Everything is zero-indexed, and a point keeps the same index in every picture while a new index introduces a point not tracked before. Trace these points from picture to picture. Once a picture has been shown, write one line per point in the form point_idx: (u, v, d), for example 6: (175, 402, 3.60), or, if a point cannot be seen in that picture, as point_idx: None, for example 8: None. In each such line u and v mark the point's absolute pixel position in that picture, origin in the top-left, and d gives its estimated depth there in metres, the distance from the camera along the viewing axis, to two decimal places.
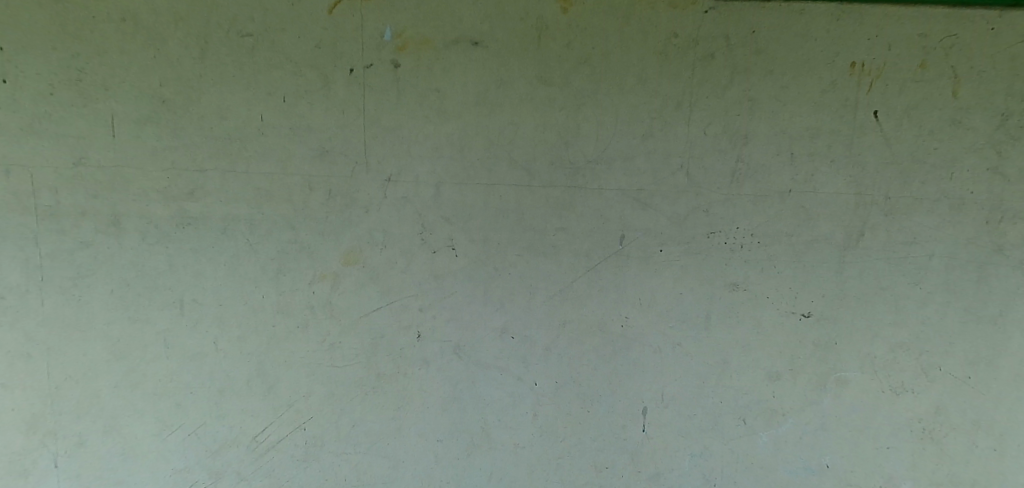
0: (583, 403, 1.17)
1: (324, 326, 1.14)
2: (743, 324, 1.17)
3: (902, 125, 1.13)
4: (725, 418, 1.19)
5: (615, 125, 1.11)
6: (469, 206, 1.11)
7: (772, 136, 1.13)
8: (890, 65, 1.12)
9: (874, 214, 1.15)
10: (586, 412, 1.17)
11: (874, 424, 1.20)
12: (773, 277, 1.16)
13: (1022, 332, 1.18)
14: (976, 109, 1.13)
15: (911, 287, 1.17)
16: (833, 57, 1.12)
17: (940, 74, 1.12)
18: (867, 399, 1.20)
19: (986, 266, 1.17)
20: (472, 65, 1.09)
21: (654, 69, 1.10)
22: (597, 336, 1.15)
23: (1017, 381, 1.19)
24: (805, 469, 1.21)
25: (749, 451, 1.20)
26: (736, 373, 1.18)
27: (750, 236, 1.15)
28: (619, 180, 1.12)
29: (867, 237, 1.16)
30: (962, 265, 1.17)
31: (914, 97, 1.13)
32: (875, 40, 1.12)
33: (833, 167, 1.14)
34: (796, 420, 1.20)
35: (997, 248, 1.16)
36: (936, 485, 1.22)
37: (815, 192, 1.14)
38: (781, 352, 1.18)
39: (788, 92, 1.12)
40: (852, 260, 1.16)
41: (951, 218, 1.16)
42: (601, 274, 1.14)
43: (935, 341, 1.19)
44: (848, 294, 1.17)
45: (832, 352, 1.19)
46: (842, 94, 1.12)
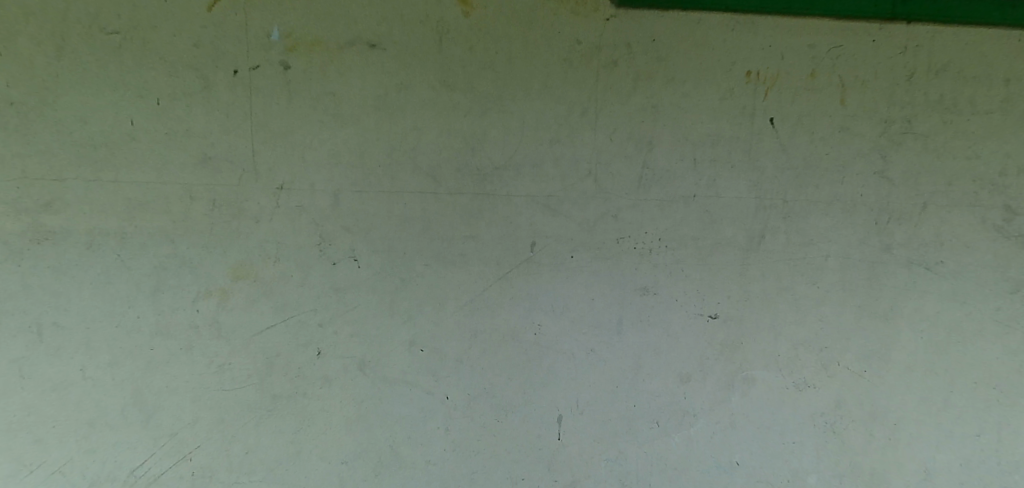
0: (497, 414, 1.15)
1: (212, 347, 1.07)
2: (653, 326, 1.19)
3: (796, 132, 1.19)
4: (638, 421, 1.20)
5: (521, 131, 1.10)
6: (372, 215, 1.07)
7: (676, 142, 1.15)
8: (782, 74, 1.17)
9: (774, 217, 1.20)
10: (500, 423, 1.15)
11: (780, 420, 1.25)
12: (681, 280, 1.18)
13: (908, 325, 1.26)
14: (862, 116, 1.20)
15: (809, 286, 1.23)
16: (729, 66, 1.15)
17: (828, 83, 1.19)
18: (772, 396, 1.24)
19: (877, 265, 1.24)
20: (371, 68, 1.05)
21: (558, 75, 1.10)
22: (509, 345, 1.14)
23: (906, 372, 1.27)
24: (717, 467, 1.24)
25: (661, 453, 1.22)
26: (648, 376, 1.19)
27: (658, 239, 1.17)
28: (527, 187, 1.11)
29: (767, 240, 1.20)
30: (855, 264, 1.23)
31: (806, 105, 1.18)
32: (768, 49, 1.16)
33: (733, 172, 1.18)
34: (705, 419, 1.22)
35: (885, 247, 1.24)
36: (839, 475, 1.28)
37: (718, 196, 1.18)
38: (690, 353, 1.20)
39: (689, 99, 1.15)
40: (754, 262, 1.20)
41: (844, 219, 1.22)
42: (512, 282, 1.13)
43: (833, 336, 1.25)
44: (751, 295, 1.21)
45: (738, 351, 1.22)
46: (739, 101, 1.16)
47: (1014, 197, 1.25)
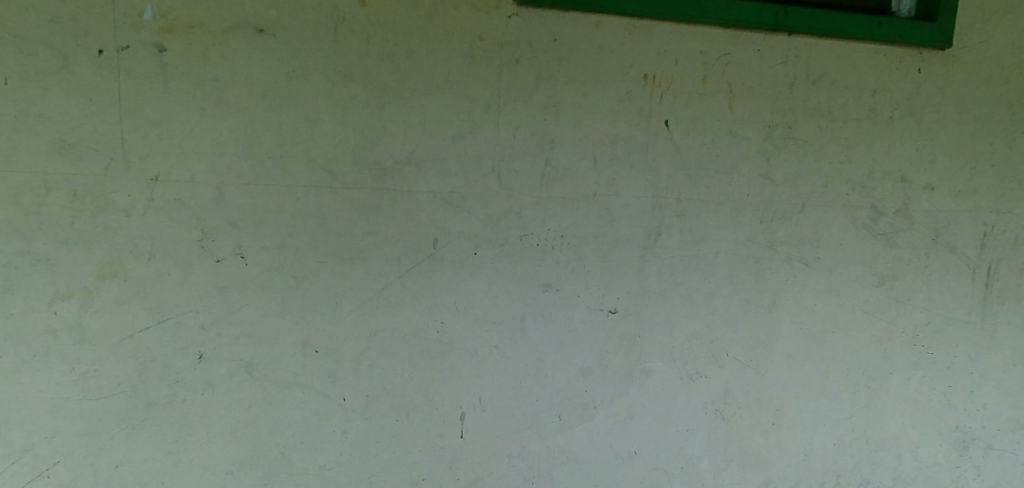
0: (399, 414, 1.13)
1: (74, 353, 0.99)
2: (556, 322, 1.20)
3: (689, 134, 1.24)
4: (541, 415, 1.22)
5: (423, 126, 1.08)
6: (261, 209, 1.02)
7: (577, 141, 1.17)
8: (676, 79, 1.22)
9: (669, 215, 1.25)
10: (400, 423, 1.13)
11: (675, 409, 1.31)
12: (582, 276, 1.21)
13: (788, 317, 1.36)
14: (749, 121, 1.28)
15: (701, 281, 1.29)
16: (627, 68, 1.19)
17: (718, 89, 1.25)
18: (668, 386, 1.29)
19: (761, 260, 1.32)
20: (259, 54, 1.01)
21: (461, 70, 1.10)
22: (411, 344, 1.12)
23: (787, 359, 1.37)
24: (616, 458, 1.28)
25: (562, 446, 1.24)
26: (550, 371, 1.21)
27: (560, 237, 1.19)
28: (430, 182, 1.09)
29: (663, 237, 1.25)
30: (742, 260, 1.31)
31: (698, 109, 1.24)
32: (663, 55, 1.21)
33: (632, 171, 1.22)
34: (604, 411, 1.26)
35: (768, 243, 1.32)
36: (728, 460, 1.36)
37: (617, 195, 1.21)
38: (590, 347, 1.23)
39: (589, 100, 1.17)
40: (651, 258, 1.25)
41: (732, 218, 1.29)
42: (414, 279, 1.11)
43: (722, 328, 1.32)
44: (648, 290, 1.26)
45: (636, 344, 1.26)
46: (636, 103, 1.20)
47: (878, 197, 1.38)
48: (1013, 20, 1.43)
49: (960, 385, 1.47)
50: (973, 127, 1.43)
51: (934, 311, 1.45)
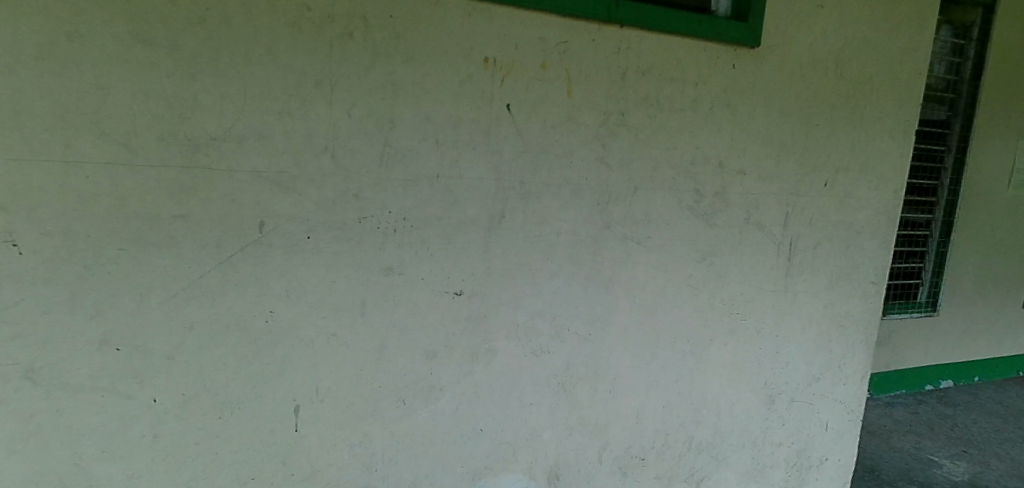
0: (218, 411, 1.19)
1: None
2: (399, 305, 1.31)
3: (530, 118, 1.38)
4: (385, 402, 1.34)
5: (243, 104, 1.12)
6: (37, 185, 1.02)
7: (417, 122, 1.26)
8: (517, 64, 1.35)
9: (512, 197, 1.40)
10: (219, 421, 1.19)
11: (517, 385, 1.50)
12: (426, 259, 1.32)
13: (616, 296, 1.60)
14: (586, 108, 1.45)
15: (544, 262, 1.48)
16: (468, 51, 1.29)
17: (556, 76, 1.40)
18: (509, 364, 1.48)
19: (599, 240, 1.54)
20: (39, 12, 0.99)
21: (277, 47, 1.13)
22: (234, 336, 1.18)
23: (617, 333, 1.63)
24: (462, 436, 1.45)
25: (406, 430, 1.38)
26: (393, 357, 1.33)
27: (402, 219, 1.28)
28: (253, 161, 1.14)
29: (507, 218, 1.40)
30: (583, 238, 1.52)
31: (538, 95, 1.38)
32: (504, 38, 1.32)
33: (475, 153, 1.34)
34: (450, 393, 1.41)
35: (605, 223, 1.54)
36: (568, 426, 1.61)
37: (460, 177, 1.33)
38: (432, 332, 1.36)
39: (428, 80, 1.26)
40: (496, 239, 1.40)
41: (571, 200, 1.48)
42: (237, 264, 1.16)
43: (544, 316, 1.50)
44: (494, 271, 1.41)
45: (482, 324, 1.42)
46: (478, 86, 1.31)
47: (694, 178, 1.65)
48: (801, 30, 1.77)
49: (756, 349, 1.88)
50: (770, 119, 1.75)
51: (735, 287, 1.79)
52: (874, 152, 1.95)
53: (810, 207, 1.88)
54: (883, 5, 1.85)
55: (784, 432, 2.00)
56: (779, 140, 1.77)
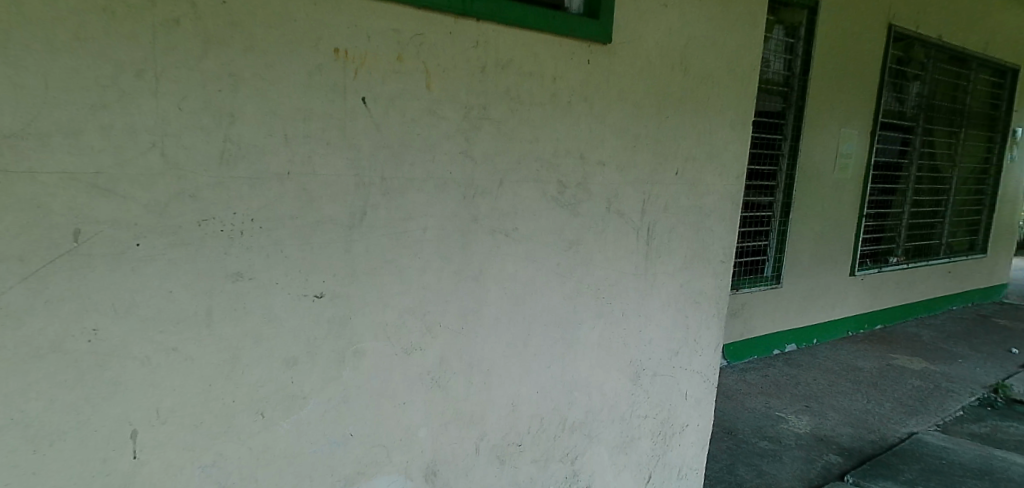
0: (31, 443, 1.19)
1: None
2: (253, 313, 1.41)
3: (387, 111, 1.54)
4: (242, 416, 1.43)
5: (32, 104, 1.12)
6: None
7: (262, 115, 1.36)
8: (371, 55, 1.49)
9: (373, 194, 1.55)
10: (34, 454, 1.19)
11: (388, 385, 1.65)
12: (280, 264, 1.43)
13: (479, 295, 1.81)
14: (446, 102, 1.64)
15: (411, 258, 1.64)
16: (316, 41, 1.41)
17: (413, 69, 1.57)
18: (378, 364, 1.62)
19: (467, 233, 1.75)
20: None
21: (71, 38, 1.14)
22: (51, 357, 1.18)
23: (480, 329, 1.83)
24: (332, 443, 1.58)
25: (268, 442, 1.48)
26: (249, 367, 1.42)
27: (251, 220, 1.38)
28: (59, 161, 1.15)
29: (369, 215, 1.55)
30: (450, 233, 1.71)
31: (395, 87, 1.54)
32: (354, 29, 1.46)
33: (329, 149, 1.46)
34: (315, 401, 1.53)
35: (473, 217, 1.75)
36: (441, 421, 1.79)
37: (314, 174, 1.45)
38: (293, 339, 1.47)
39: (273, 70, 1.36)
40: (358, 238, 1.54)
41: (436, 195, 1.66)
42: (50, 278, 1.16)
43: (396, 320, 1.64)
44: (358, 272, 1.55)
45: (347, 326, 1.55)
46: (329, 78, 1.44)
47: (555, 169, 1.94)
48: (641, 31, 2.16)
49: (605, 333, 2.25)
50: (617, 111, 2.12)
51: (588, 276, 2.13)
52: (684, 142, 2.41)
53: (638, 196, 2.28)
54: (698, 17, 2.34)
55: (628, 405, 2.41)
56: (619, 129, 2.14)
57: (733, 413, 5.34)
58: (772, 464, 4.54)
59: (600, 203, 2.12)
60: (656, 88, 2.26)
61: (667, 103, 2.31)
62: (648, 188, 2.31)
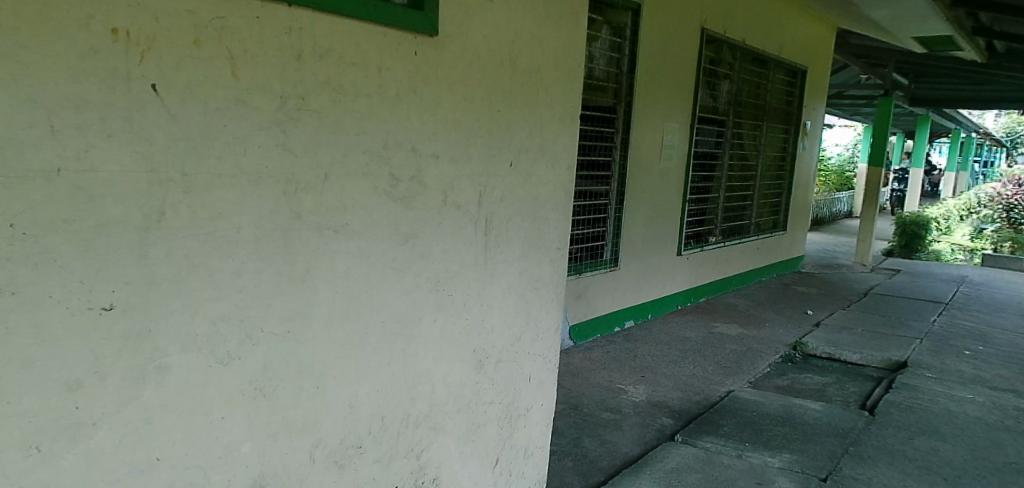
0: None
1: None
2: (17, 333, 1.22)
3: (184, 100, 1.42)
4: (10, 452, 1.24)
5: None
6: None
7: (18, 103, 1.18)
8: (161, 38, 1.36)
9: (172, 191, 1.42)
10: None
11: (200, 400, 1.53)
12: (52, 275, 1.25)
13: (306, 296, 1.73)
14: (255, 92, 1.54)
15: (223, 260, 1.53)
16: (88, 19, 1.25)
17: (214, 54, 1.46)
18: (187, 377, 1.50)
19: (289, 231, 1.66)
20: None
21: None
22: None
23: (310, 331, 1.75)
24: (132, 470, 1.43)
25: (50, 478, 1.30)
26: (16, 396, 1.23)
27: (9, 225, 1.19)
28: None
29: (167, 216, 1.42)
30: (270, 232, 1.62)
31: (192, 74, 1.42)
32: (137, 8, 1.32)
33: (112, 142, 1.32)
34: (109, 425, 1.38)
35: (294, 214, 1.67)
36: (267, 431, 1.69)
37: (94, 171, 1.30)
38: (75, 358, 1.31)
39: (29, 51, 1.19)
40: (156, 241, 1.40)
41: (250, 191, 1.56)
42: None
43: (207, 329, 1.52)
44: (157, 279, 1.41)
45: (146, 340, 1.41)
46: (107, 62, 1.29)
47: (385, 161, 1.91)
48: (469, 23, 2.19)
49: (447, 326, 2.26)
50: (448, 103, 2.13)
51: (426, 269, 2.13)
52: (517, 134, 2.49)
53: (474, 188, 2.31)
54: (525, 12, 2.42)
55: (473, 393, 2.46)
56: (451, 122, 2.16)
57: (579, 389, 5.66)
58: (613, 433, 4.89)
59: (435, 196, 2.12)
60: (487, 81, 2.30)
61: (498, 97, 2.37)
62: (484, 180, 2.35)
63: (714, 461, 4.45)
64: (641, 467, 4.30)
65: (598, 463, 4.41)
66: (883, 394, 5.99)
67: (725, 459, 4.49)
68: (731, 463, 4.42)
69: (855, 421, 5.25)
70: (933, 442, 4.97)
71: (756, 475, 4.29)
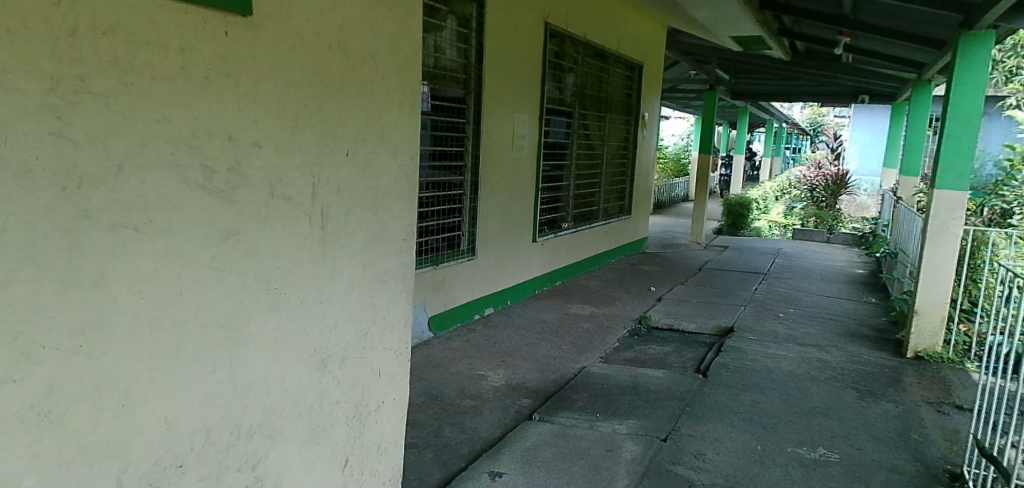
0: None
1: None
2: None
3: None
4: None
5: None
6: None
7: None
8: None
9: None
10: None
11: None
12: None
13: (102, 305, 1.55)
14: (16, 71, 1.35)
15: None
16: None
17: None
18: None
19: (75, 232, 1.48)
20: None
21: None
22: None
23: (109, 344, 1.58)
24: None
25: None
26: None
27: None
28: None
29: None
30: (48, 235, 1.43)
31: None
32: None
33: None
34: None
35: (80, 213, 1.49)
36: (59, 460, 1.50)
37: None
38: None
39: None
40: None
41: (18, 187, 1.36)
42: None
43: None
44: None
45: None
46: None
47: (196, 151, 1.76)
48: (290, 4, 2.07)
49: (282, 327, 2.15)
50: (269, 89, 2.00)
51: (253, 267, 1.99)
52: (352, 123, 2.40)
53: (306, 180, 2.20)
54: None
55: (315, 394, 2.36)
56: (275, 109, 2.03)
57: (440, 379, 5.66)
58: (474, 419, 4.95)
59: (260, 189, 1.99)
60: (315, 66, 2.19)
61: (328, 83, 2.27)
62: (316, 171, 2.25)
63: (568, 434, 4.69)
64: (502, 449, 4.40)
65: (459, 450, 4.44)
66: (714, 357, 6.67)
67: (578, 431, 4.74)
68: (584, 435, 4.68)
69: (691, 384, 5.80)
70: (754, 396, 5.63)
71: (606, 443, 4.58)
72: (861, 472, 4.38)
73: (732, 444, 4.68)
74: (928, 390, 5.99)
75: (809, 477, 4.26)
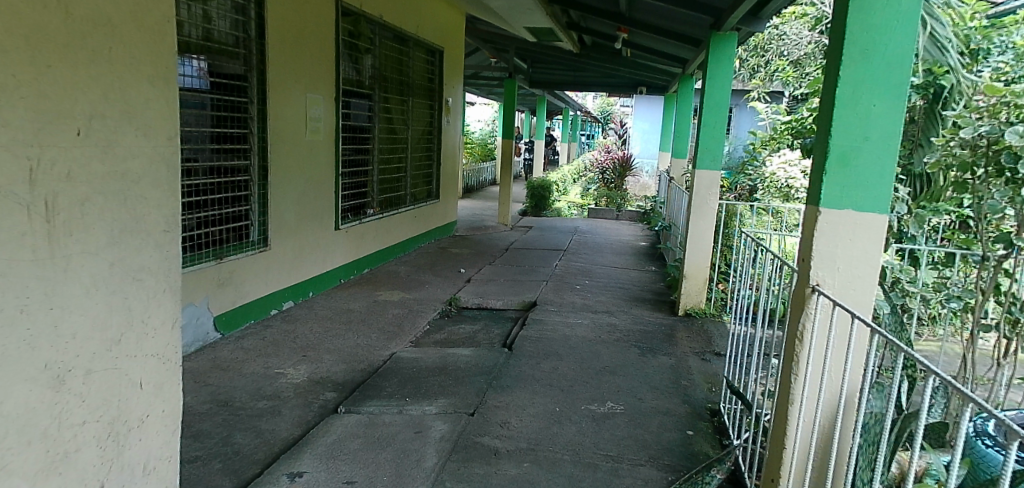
0: None
1: None
2: None
3: None
4: None
5: None
6: None
7: None
8: None
9: None
10: None
11: None
12: None
13: None
14: None
15: None
16: None
17: None
18: None
19: None
20: None
21: None
22: None
23: None
24: None
25: None
26: None
27: None
28: None
29: None
30: None
31: None
32: None
33: None
34: None
35: None
36: None
37: None
38: None
39: None
40: None
41: None
42: None
43: None
44: None
45: None
46: None
47: None
48: None
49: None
50: None
51: None
52: (84, 97, 2.05)
53: (18, 163, 1.85)
54: None
55: (49, 417, 2.03)
56: None
57: (230, 382, 5.18)
58: (270, 420, 4.63)
59: None
60: (25, 29, 1.83)
61: (48, 49, 1.91)
62: (35, 152, 1.90)
63: (376, 422, 4.62)
64: (304, 447, 4.18)
65: (252, 456, 4.12)
66: (519, 331, 7.03)
67: (386, 418, 4.69)
68: (392, 420, 4.64)
69: (497, 358, 6.04)
70: (554, 363, 6.06)
71: (415, 425, 4.59)
72: (641, 418, 4.97)
73: (534, 409, 4.99)
74: (694, 342, 6.98)
75: (599, 429, 4.72)
